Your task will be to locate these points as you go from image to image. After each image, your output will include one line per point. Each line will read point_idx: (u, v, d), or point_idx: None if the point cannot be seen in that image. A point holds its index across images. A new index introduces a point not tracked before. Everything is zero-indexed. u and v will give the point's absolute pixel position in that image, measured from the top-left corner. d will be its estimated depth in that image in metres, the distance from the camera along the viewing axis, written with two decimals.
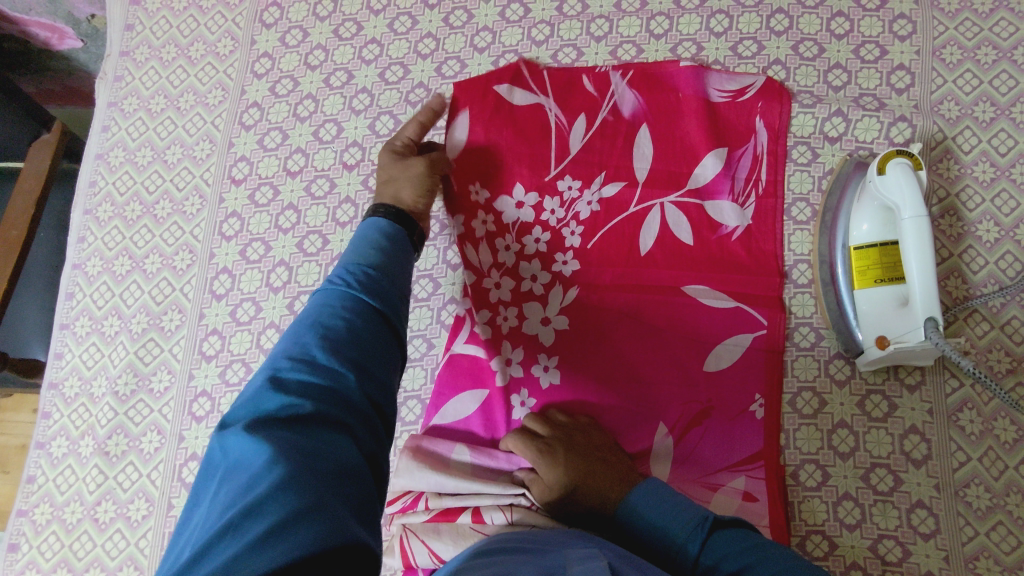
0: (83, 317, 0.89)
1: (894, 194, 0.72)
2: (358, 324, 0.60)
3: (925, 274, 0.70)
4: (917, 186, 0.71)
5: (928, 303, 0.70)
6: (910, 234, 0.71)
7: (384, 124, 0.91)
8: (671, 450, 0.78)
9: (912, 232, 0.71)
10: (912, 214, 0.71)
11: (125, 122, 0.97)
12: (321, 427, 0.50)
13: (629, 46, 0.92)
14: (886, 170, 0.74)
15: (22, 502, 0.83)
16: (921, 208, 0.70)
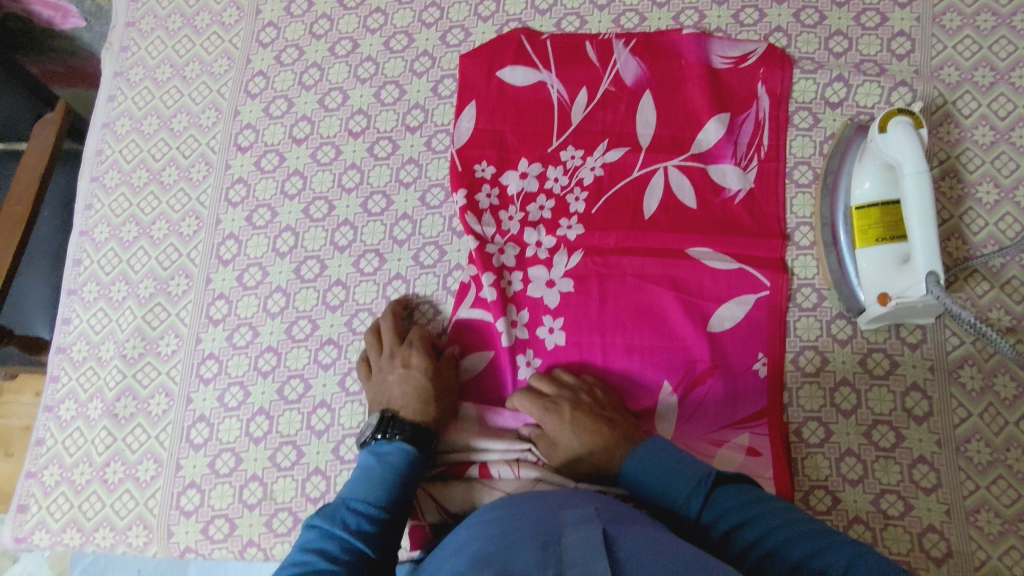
0: (91, 282, 0.90)
1: (895, 151, 0.73)
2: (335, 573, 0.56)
3: (926, 230, 0.70)
4: (918, 144, 0.72)
5: (929, 257, 0.70)
6: (912, 191, 0.71)
7: (390, 93, 0.92)
8: (676, 408, 0.79)
9: (912, 189, 0.71)
10: (912, 172, 0.71)
11: (131, 91, 0.97)
12: None
13: (631, 14, 0.93)
14: (887, 128, 0.74)
15: (31, 464, 0.84)
16: (923, 164, 0.71)
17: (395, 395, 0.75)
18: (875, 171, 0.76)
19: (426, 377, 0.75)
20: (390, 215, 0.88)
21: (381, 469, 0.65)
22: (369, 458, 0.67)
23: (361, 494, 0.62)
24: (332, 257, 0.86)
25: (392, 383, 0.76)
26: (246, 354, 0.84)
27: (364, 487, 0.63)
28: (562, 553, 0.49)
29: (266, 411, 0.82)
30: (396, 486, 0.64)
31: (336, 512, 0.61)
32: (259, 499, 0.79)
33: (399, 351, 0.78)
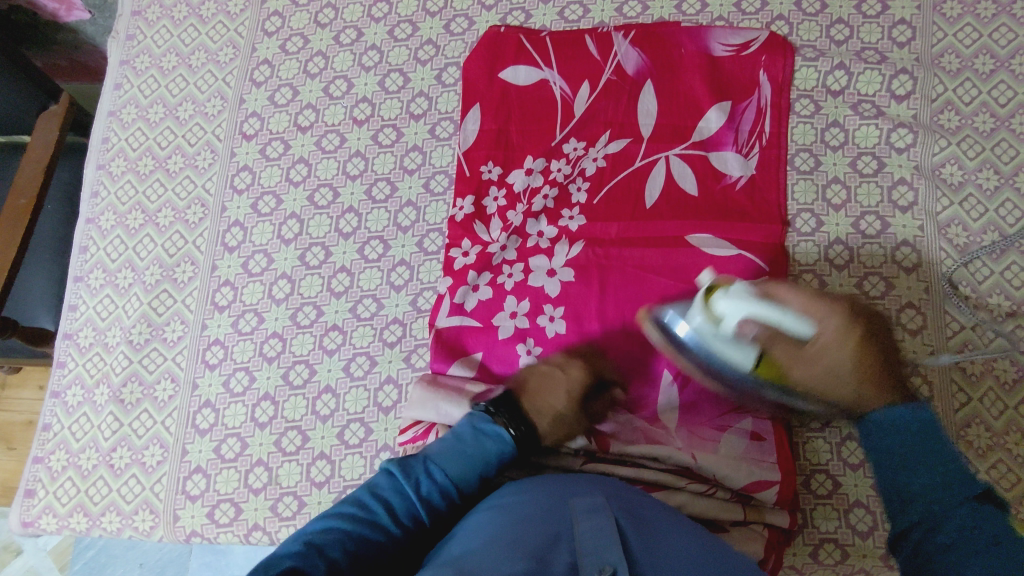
0: (97, 269, 0.90)
1: (749, 318, 0.64)
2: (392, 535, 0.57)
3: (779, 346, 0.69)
4: (750, 288, 0.66)
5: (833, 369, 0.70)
6: (803, 319, 0.64)
7: (394, 81, 0.93)
8: (678, 399, 0.77)
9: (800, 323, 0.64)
10: (800, 321, 0.64)
11: (137, 79, 0.98)
12: None
13: (634, 4, 0.93)
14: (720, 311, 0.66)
15: (38, 449, 0.85)
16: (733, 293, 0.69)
17: (550, 398, 0.71)
18: (731, 343, 0.67)
19: (568, 397, 0.72)
20: (395, 202, 0.88)
21: (472, 449, 0.61)
22: (470, 432, 0.63)
23: (445, 465, 0.60)
24: (337, 244, 0.87)
25: (545, 380, 0.73)
26: (252, 340, 0.85)
27: (451, 459, 0.60)
28: (576, 544, 0.50)
29: (271, 397, 0.82)
30: (482, 475, 0.61)
31: (415, 471, 0.60)
32: (265, 484, 0.79)
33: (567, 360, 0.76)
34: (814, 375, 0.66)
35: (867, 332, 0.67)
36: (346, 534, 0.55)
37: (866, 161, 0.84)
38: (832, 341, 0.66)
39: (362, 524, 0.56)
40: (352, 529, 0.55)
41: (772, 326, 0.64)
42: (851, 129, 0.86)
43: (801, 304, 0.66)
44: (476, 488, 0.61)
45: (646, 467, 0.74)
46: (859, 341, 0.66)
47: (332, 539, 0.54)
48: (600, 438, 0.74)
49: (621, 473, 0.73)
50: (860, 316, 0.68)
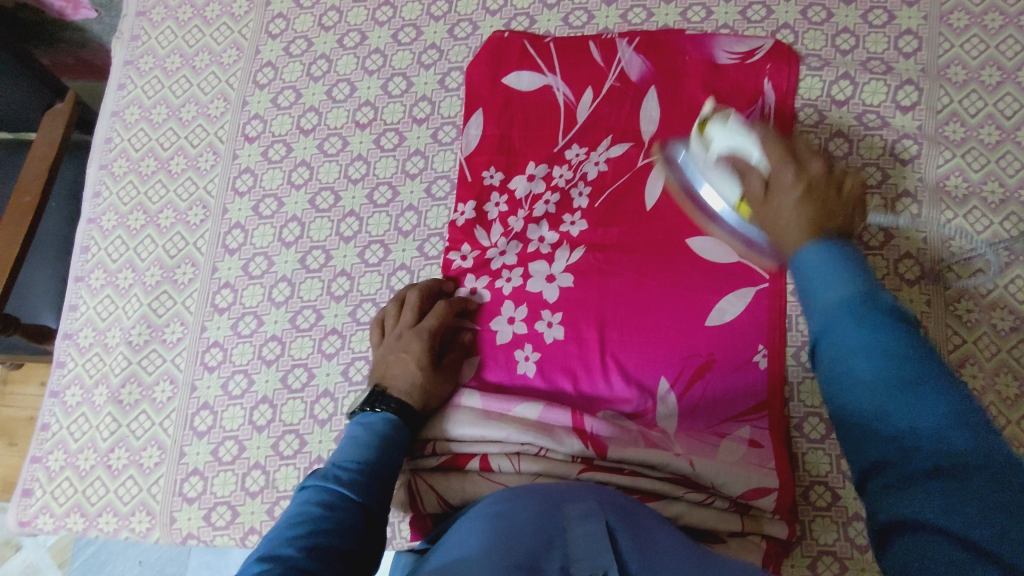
0: (98, 269, 0.90)
1: (727, 144, 0.72)
2: (340, 518, 0.58)
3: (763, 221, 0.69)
4: (745, 125, 0.72)
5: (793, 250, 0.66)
6: (764, 154, 0.68)
7: (397, 85, 0.93)
8: (676, 406, 0.77)
9: (763, 163, 0.68)
10: (759, 151, 0.69)
11: (141, 80, 0.98)
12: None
13: (638, 10, 0.93)
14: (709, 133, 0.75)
15: (36, 449, 0.85)
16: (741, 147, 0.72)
17: (400, 376, 0.75)
18: (716, 172, 0.73)
19: (420, 369, 0.75)
20: (396, 206, 0.88)
21: (364, 432, 0.68)
22: (353, 427, 0.69)
23: (347, 454, 0.65)
24: (338, 248, 0.87)
25: (393, 362, 0.76)
26: (251, 343, 0.85)
27: (349, 449, 0.66)
28: (568, 550, 0.49)
29: (269, 400, 0.82)
30: (381, 446, 0.67)
31: (326, 471, 0.63)
32: (262, 487, 0.79)
33: (408, 332, 0.77)
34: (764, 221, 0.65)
35: (821, 196, 0.62)
36: (294, 537, 0.55)
37: (870, 172, 0.84)
38: (767, 189, 0.66)
39: (303, 527, 0.56)
40: (297, 530, 0.55)
41: (736, 158, 0.70)
42: (856, 139, 0.85)
43: (770, 141, 0.68)
44: (384, 460, 0.67)
45: (643, 475, 0.73)
46: (802, 194, 0.62)
47: (281, 549, 0.53)
48: (596, 445, 0.74)
49: (617, 482, 0.72)
50: (829, 183, 0.63)
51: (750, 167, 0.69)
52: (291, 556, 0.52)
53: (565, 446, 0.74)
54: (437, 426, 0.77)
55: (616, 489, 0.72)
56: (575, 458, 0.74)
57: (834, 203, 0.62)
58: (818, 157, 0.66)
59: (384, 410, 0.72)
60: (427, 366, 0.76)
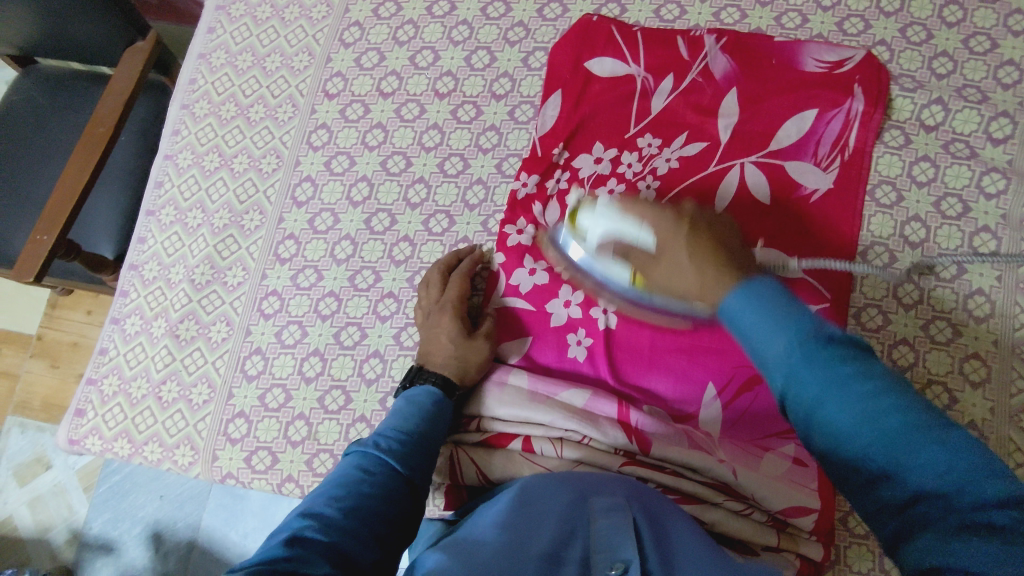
0: (169, 206, 0.92)
1: (602, 228, 0.67)
2: (382, 483, 0.59)
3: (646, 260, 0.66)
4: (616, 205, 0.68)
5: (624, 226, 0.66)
6: (644, 225, 0.64)
7: (481, 58, 0.93)
8: (721, 414, 0.76)
9: (648, 233, 0.63)
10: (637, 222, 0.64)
11: (230, 26, 1.00)
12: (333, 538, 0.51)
13: (732, 10, 0.92)
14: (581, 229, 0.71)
15: (92, 371, 0.88)
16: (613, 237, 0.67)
17: (437, 350, 0.77)
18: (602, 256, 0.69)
19: (451, 342, 0.76)
20: (465, 178, 0.88)
21: (409, 403, 0.70)
22: (401, 398, 0.71)
23: (394, 422, 0.66)
24: (403, 213, 0.88)
25: (430, 341, 0.78)
26: (309, 296, 0.86)
27: (397, 417, 0.67)
28: (591, 540, 0.51)
29: (320, 353, 0.83)
30: (426, 417, 0.69)
31: (371, 437, 0.65)
32: (304, 438, 0.80)
33: (436, 310, 0.79)
34: (665, 282, 0.62)
35: (706, 236, 0.60)
36: (334, 499, 0.56)
37: (951, 203, 0.81)
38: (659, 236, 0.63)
39: (342, 490, 0.57)
40: (336, 493, 0.56)
41: (619, 237, 0.66)
42: (942, 166, 0.83)
43: (639, 209, 0.65)
44: (429, 429, 0.68)
45: (684, 477, 0.73)
46: (690, 230, 0.61)
47: (321, 509, 0.54)
48: (641, 440, 0.73)
49: (659, 481, 0.72)
50: (707, 226, 0.62)
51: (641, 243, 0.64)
52: (332, 515, 0.54)
53: (610, 437, 0.74)
54: (483, 402, 0.78)
55: (656, 486, 0.72)
56: (617, 450, 0.74)
57: (726, 243, 0.60)
58: (687, 202, 0.65)
59: (426, 384, 0.73)
60: (459, 338, 0.77)
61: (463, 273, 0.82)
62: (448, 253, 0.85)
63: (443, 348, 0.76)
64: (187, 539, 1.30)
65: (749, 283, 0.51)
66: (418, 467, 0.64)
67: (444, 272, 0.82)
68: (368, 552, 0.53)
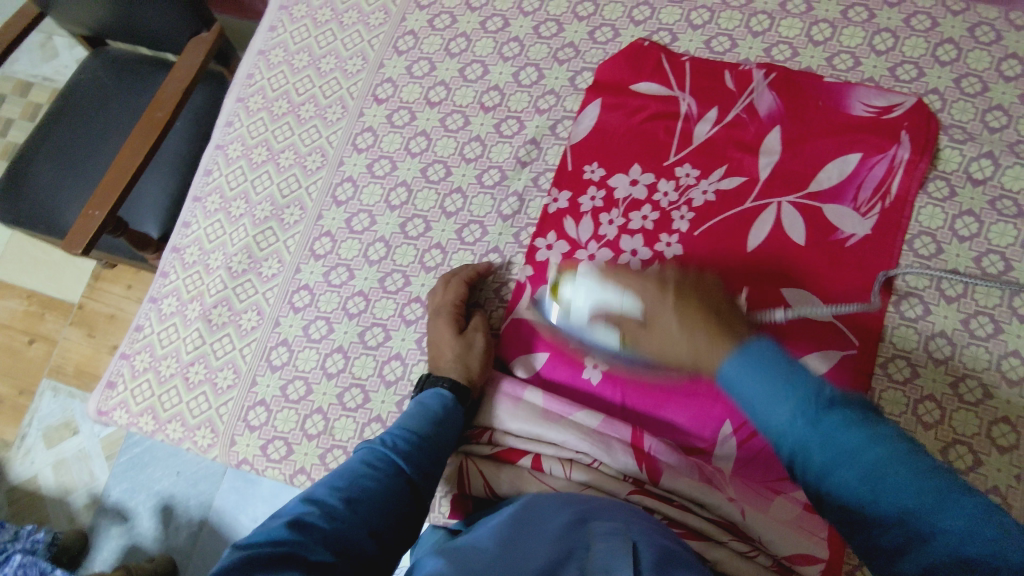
0: (215, 194, 0.96)
1: (586, 301, 0.73)
2: (387, 476, 0.62)
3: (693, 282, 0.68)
4: (595, 278, 0.73)
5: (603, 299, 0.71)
6: (617, 286, 0.70)
7: (528, 75, 0.94)
8: (735, 452, 0.76)
9: (636, 303, 0.68)
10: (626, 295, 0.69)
11: (291, 25, 1.03)
12: (336, 526, 0.55)
13: (784, 47, 0.91)
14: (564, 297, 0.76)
15: (127, 347, 0.91)
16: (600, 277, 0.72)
17: (440, 355, 0.78)
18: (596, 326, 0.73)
19: (451, 347, 0.78)
20: (502, 191, 0.89)
21: (424, 400, 0.72)
22: (418, 394, 0.74)
23: (407, 418, 0.69)
24: (438, 221, 0.89)
25: (433, 346, 0.80)
26: (339, 293, 0.88)
27: (410, 413, 0.70)
28: (587, 563, 0.48)
29: (344, 350, 0.85)
30: (439, 413, 0.71)
31: (384, 431, 0.68)
32: (320, 431, 0.82)
33: (434, 317, 0.81)
34: (658, 347, 0.66)
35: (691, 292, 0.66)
36: (339, 487, 0.59)
37: (993, 260, 0.79)
38: (644, 301, 0.68)
39: (349, 478, 0.61)
40: (342, 482, 0.60)
41: (608, 305, 0.71)
42: (986, 222, 0.81)
43: (626, 279, 0.70)
44: (440, 425, 0.70)
45: (692, 512, 0.72)
46: (679, 297, 0.65)
47: (326, 496, 0.58)
48: (651, 469, 0.73)
49: (666, 512, 0.71)
50: (687, 281, 0.68)
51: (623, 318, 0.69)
52: (335, 503, 0.57)
53: (620, 463, 0.74)
54: (496, 416, 0.79)
55: (662, 518, 0.71)
56: (627, 478, 0.74)
57: (718, 307, 0.65)
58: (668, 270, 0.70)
59: (436, 387, 0.74)
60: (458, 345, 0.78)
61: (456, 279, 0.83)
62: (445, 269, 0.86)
63: (445, 350, 0.78)
64: (198, 518, 1.33)
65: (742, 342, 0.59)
66: (426, 460, 0.66)
67: (441, 282, 0.84)
68: (365, 541, 0.56)
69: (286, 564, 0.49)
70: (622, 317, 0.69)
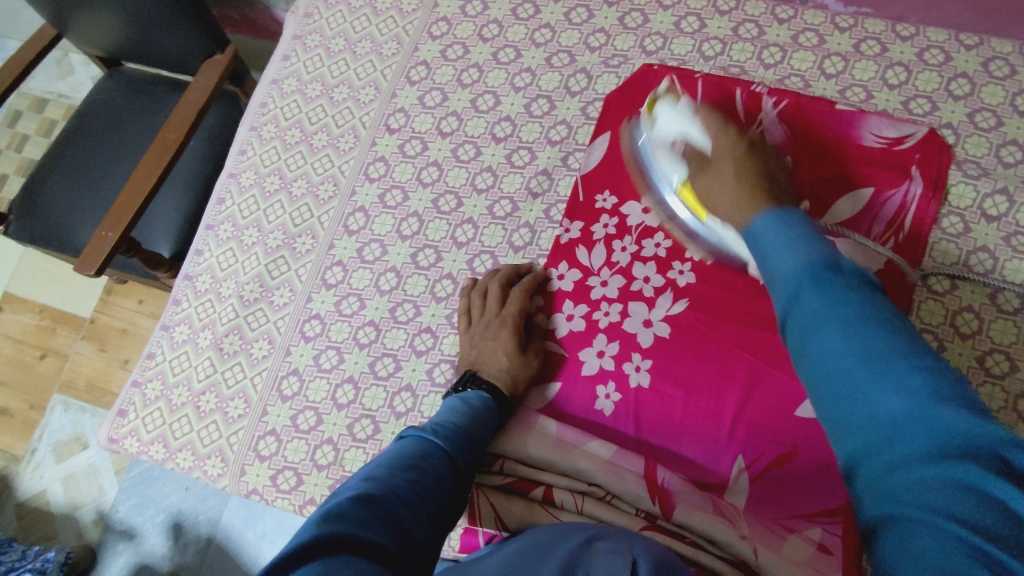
0: (228, 222, 0.96)
1: (674, 127, 0.77)
2: (435, 465, 0.60)
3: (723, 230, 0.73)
4: (690, 109, 0.77)
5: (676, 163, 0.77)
6: (709, 135, 0.73)
7: (540, 106, 0.94)
8: (749, 488, 0.75)
9: (706, 141, 0.73)
10: (702, 132, 0.74)
11: (304, 54, 1.04)
12: (395, 505, 0.52)
13: (796, 79, 0.91)
14: (657, 113, 0.80)
15: (138, 374, 0.91)
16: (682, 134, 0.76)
17: (489, 360, 0.78)
18: (667, 156, 0.79)
19: (507, 355, 0.78)
20: (513, 221, 0.89)
21: (462, 403, 0.71)
22: (452, 398, 0.72)
23: (446, 417, 0.68)
24: (449, 251, 0.89)
25: (483, 348, 0.79)
26: (350, 323, 0.88)
27: (447, 413, 0.69)
28: None
29: (354, 381, 0.85)
30: (474, 416, 0.70)
31: (424, 425, 0.65)
32: (330, 462, 0.82)
33: (494, 322, 0.81)
34: (707, 184, 0.72)
35: (756, 159, 0.70)
36: (392, 468, 0.56)
37: (1008, 297, 0.78)
38: (727, 154, 0.71)
39: (399, 462, 0.58)
40: (394, 465, 0.57)
41: (682, 138, 0.76)
42: (1002, 258, 0.80)
43: (706, 116, 0.75)
44: (477, 428, 0.69)
45: (704, 548, 0.70)
46: (742, 161, 0.69)
47: (381, 476, 0.55)
48: (664, 502, 0.72)
49: (677, 547, 0.69)
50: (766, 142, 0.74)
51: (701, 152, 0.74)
52: (392, 483, 0.54)
53: (632, 497, 0.73)
54: (510, 444, 0.78)
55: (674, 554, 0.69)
56: (639, 512, 0.73)
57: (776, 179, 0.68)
58: (751, 132, 0.73)
59: (478, 389, 0.74)
60: (512, 350, 0.79)
61: (523, 287, 0.84)
62: (507, 266, 0.86)
63: (499, 360, 0.78)
64: (207, 534, 1.33)
65: (784, 213, 0.59)
66: (464, 457, 0.64)
67: (505, 282, 0.84)
68: (421, 527, 0.53)
69: (349, 545, 0.45)
70: (694, 151, 0.75)
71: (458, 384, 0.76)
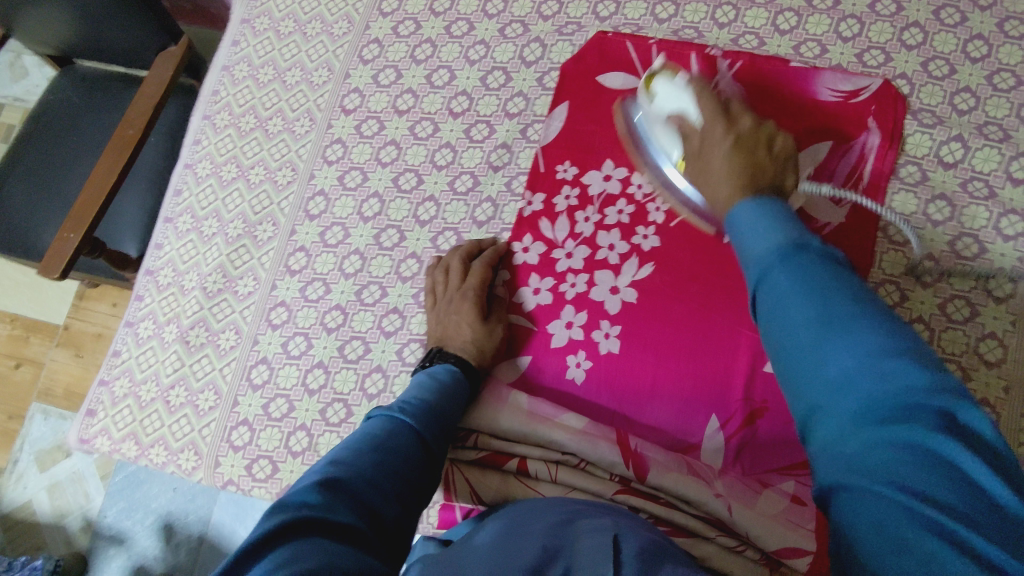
0: (187, 214, 0.95)
1: (672, 103, 0.74)
2: (404, 443, 0.59)
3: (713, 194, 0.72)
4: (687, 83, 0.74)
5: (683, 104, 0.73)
6: (703, 114, 0.70)
7: (496, 78, 0.93)
8: (722, 447, 0.75)
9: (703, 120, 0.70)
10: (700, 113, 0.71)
11: (254, 39, 1.02)
12: (363, 487, 0.51)
13: (751, 37, 0.91)
14: (654, 90, 0.77)
15: (105, 373, 0.90)
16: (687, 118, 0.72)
17: (457, 337, 0.78)
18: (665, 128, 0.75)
19: (473, 329, 0.78)
20: (475, 196, 0.89)
21: (430, 380, 0.71)
22: (420, 375, 0.72)
23: (414, 395, 0.68)
24: (412, 230, 0.89)
25: (450, 325, 0.79)
26: (316, 308, 0.87)
27: (415, 390, 0.68)
28: (573, 558, 0.47)
29: (324, 365, 0.84)
30: (443, 393, 0.70)
31: (392, 405, 0.65)
32: (304, 448, 0.81)
33: (458, 297, 0.80)
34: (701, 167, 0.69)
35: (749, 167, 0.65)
36: (360, 449, 0.56)
37: (967, 243, 0.79)
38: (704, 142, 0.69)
39: (367, 443, 0.58)
40: (363, 446, 0.56)
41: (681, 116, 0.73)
42: (959, 205, 0.80)
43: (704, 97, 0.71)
44: (446, 405, 0.69)
45: (678, 508, 0.71)
46: (734, 145, 0.66)
47: (349, 458, 0.54)
48: (639, 466, 0.72)
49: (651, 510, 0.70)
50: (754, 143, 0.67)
51: (693, 129, 0.71)
52: (360, 465, 0.54)
53: (607, 463, 0.73)
54: (481, 417, 0.77)
55: (649, 517, 0.70)
56: (613, 476, 0.73)
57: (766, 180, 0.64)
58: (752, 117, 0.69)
59: (445, 363, 0.74)
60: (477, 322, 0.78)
61: (486, 260, 0.83)
62: (468, 241, 0.86)
63: (466, 335, 0.78)
64: (197, 533, 1.32)
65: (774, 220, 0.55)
66: (434, 433, 0.64)
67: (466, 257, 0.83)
68: (390, 506, 0.53)
69: (317, 529, 0.44)
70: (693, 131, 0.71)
71: (425, 361, 0.76)
